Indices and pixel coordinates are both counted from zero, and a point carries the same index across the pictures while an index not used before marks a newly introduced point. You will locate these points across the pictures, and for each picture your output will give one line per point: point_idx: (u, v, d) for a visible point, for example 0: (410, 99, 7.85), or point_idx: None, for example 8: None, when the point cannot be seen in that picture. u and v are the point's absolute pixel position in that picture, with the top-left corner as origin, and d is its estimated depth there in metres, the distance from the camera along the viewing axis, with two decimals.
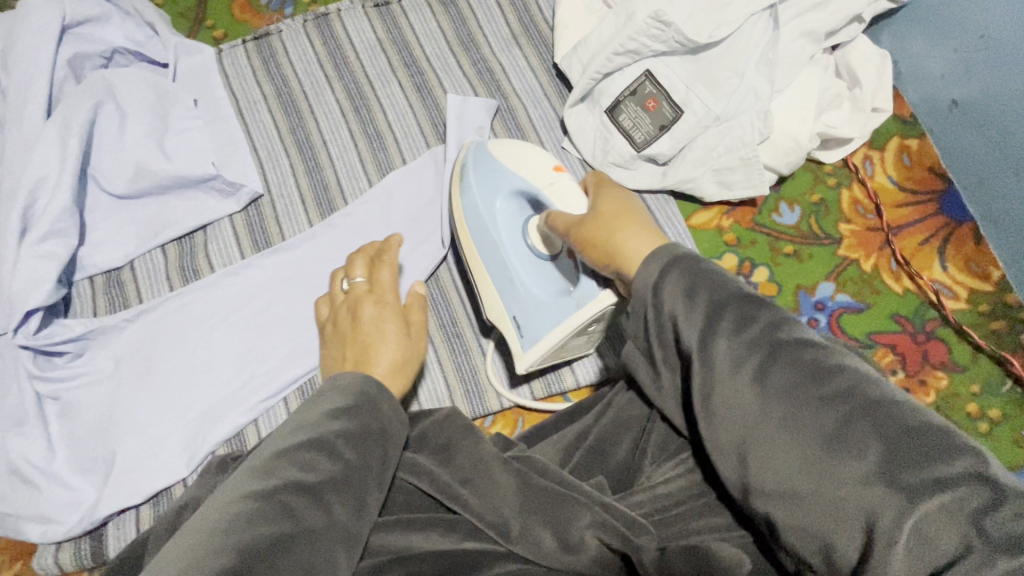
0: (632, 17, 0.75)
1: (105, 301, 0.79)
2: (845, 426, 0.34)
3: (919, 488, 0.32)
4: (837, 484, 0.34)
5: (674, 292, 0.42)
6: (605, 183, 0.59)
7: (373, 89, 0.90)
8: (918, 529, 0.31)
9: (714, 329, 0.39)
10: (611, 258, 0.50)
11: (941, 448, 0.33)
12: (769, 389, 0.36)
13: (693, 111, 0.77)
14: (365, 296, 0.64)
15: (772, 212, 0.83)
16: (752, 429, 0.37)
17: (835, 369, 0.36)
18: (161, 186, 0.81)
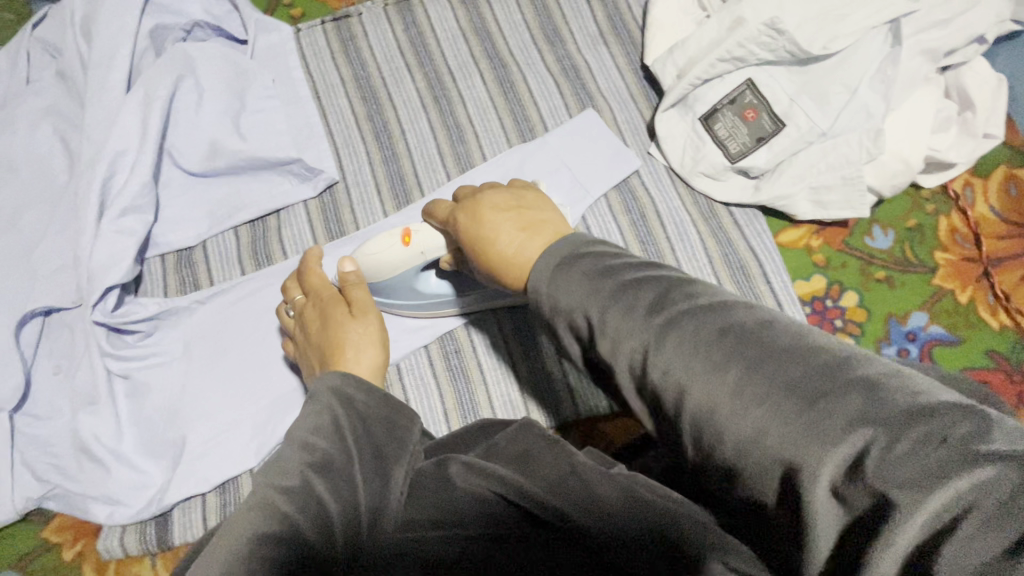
0: (741, 22, 0.72)
1: (175, 280, 0.77)
2: (753, 365, 0.32)
3: (843, 422, 0.29)
4: (757, 428, 0.31)
5: (572, 286, 0.41)
6: (478, 200, 0.55)
7: (453, 79, 0.87)
8: (815, 453, 0.29)
9: (620, 287, 0.39)
10: (500, 274, 0.51)
11: (867, 379, 0.30)
12: (682, 336, 0.35)
13: (795, 125, 0.74)
14: (332, 298, 0.62)
15: (865, 235, 0.80)
16: (699, 403, 0.33)
17: (741, 313, 0.35)
18: (236, 166, 0.79)
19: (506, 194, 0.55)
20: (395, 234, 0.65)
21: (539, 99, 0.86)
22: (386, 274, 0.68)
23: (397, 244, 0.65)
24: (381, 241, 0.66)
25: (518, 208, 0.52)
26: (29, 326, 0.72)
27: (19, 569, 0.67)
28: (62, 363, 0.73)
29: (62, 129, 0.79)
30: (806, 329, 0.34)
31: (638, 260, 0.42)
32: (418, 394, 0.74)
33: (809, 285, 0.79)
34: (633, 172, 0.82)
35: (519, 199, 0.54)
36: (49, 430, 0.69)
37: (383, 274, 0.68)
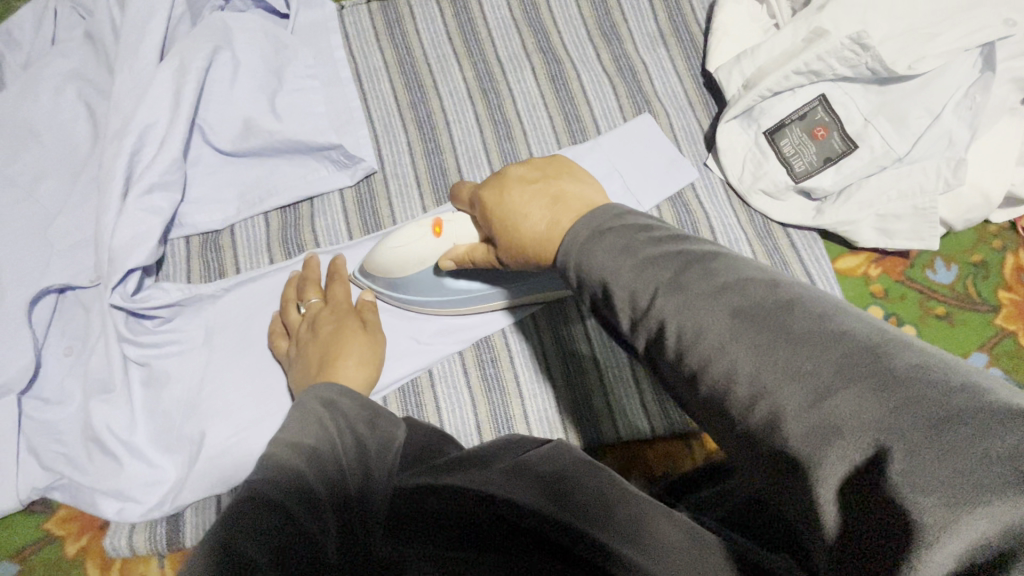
0: (822, 33, 0.68)
1: (199, 264, 0.73)
2: (766, 350, 0.27)
3: (856, 423, 0.24)
4: (761, 422, 0.27)
5: (600, 254, 0.36)
6: (504, 174, 0.50)
7: (503, 71, 0.83)
8: (816, 438, 0.24)
9: (630, 256, 0.34)
10: (531, 251, 0.46)
11: (901, 372, 0.24)
12: (689, 314, 0.31)
13: (868, 147, 0.70)
14: (324, 308, 0.64)
15: (926, 267, 0.76)
16: (707, 371, 0.29)
17: (760, 290, 0.30)
18: (271, 147, 0.75)
19: (531, 165, 0.50)
20: (426, 224, 0.62)
21: (593, 99, 0.82)
22: (413, 268, 0.65)
23: (427, 235, 0.61)
24: (411, 232, 0.63)
25: (547, 178, 0.48)
26: (43, 303, 0.68)
27: (18, 560, 0.63)
28: (75, 344, 0.69)
29: (88, 94, 0.75)
30: (838, 309, 0.28)
31: (663, 228, 0.36)
32: (450, 402, 0.70)
33: (865, 314, 0.75)
34: (688, 183, 0.78)
35: (548, 169, 0.49)
36: (58, 415, 0.65)
37: (409, 268, 0.65)
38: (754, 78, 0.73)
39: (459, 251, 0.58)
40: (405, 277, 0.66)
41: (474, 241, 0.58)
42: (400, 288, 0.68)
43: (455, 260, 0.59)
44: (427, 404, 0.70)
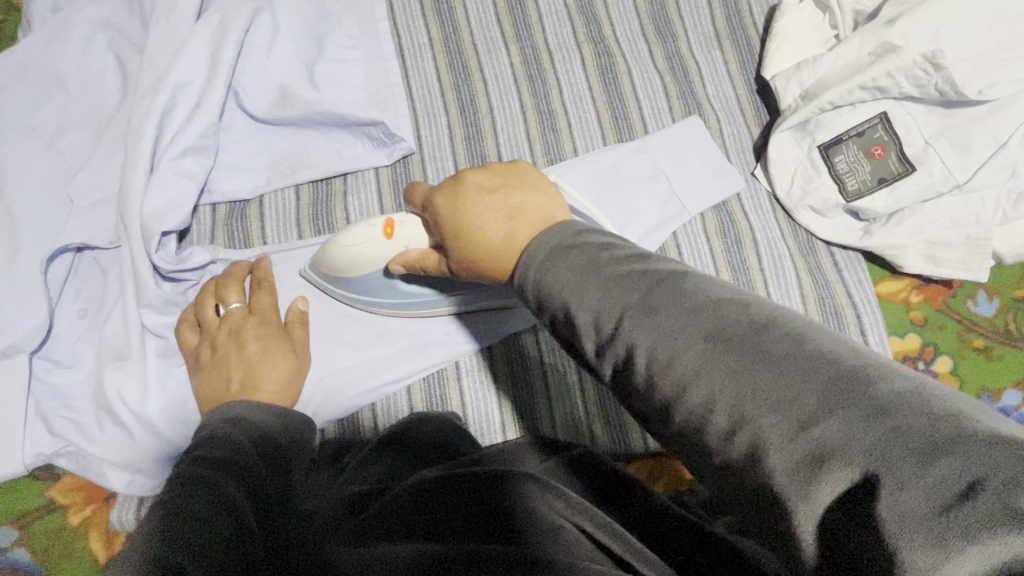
0: (892, 49, 0.65)
1: (225, 234, 0.70)
2: (742, 378, 0.27)
3: (839, 454, 0.23)
4: (742, 452, 0.26)
5: (565, 276, 0.36)
6: (460, 180, 0.48)
7: (551, 60, 0.80)
8: (803, 466, 0.24)
9: (602, 280, 0.34)
10: (487, 263, 0.45)
11: (882, 400, 0.24)
12: (664, 339, 0.30)
13: (926, 171, 0.68)
14: (248, 319, 0.62)
15: (968, 298, 0.75)
16: (683, 400, 0.29)
17: (733, 314, 0.29)
18: (306, 118, 0.72)
19: (489, 173, 0.48)
20: (378, 225, 0.60)
21: (642, 97, 0.79)
22: (363, 268, 0.63)
23: (379, 235, 0.60)
24: (362, 232, 0.61)
25: (504, 189, 0.46)
26: (60, 261, 0.66)
27: (17, 527, 0.61)
28: (90, 307, 0.66)
29: (120, 46, 0.71)
30: (813, 333, 0.28)
31: (629, 249, 0.36)
32: (475, 398, 0.68)
33: (904, 340, 0.74)
34: (733, 193, 0.76)
35: (505, 177, 0.47)
36: (68, 379, 0.63)
37: (360, 267, 0.63)
38: (814, 89, 0.71)
39: (409, 257, 0.57)
40: (357, 276, 0.64)
41: (424, 247, 0.57)
42: (354, 286, 0.66)
43: (405, 266, 0.58)
44: (452, 398, 0.68)
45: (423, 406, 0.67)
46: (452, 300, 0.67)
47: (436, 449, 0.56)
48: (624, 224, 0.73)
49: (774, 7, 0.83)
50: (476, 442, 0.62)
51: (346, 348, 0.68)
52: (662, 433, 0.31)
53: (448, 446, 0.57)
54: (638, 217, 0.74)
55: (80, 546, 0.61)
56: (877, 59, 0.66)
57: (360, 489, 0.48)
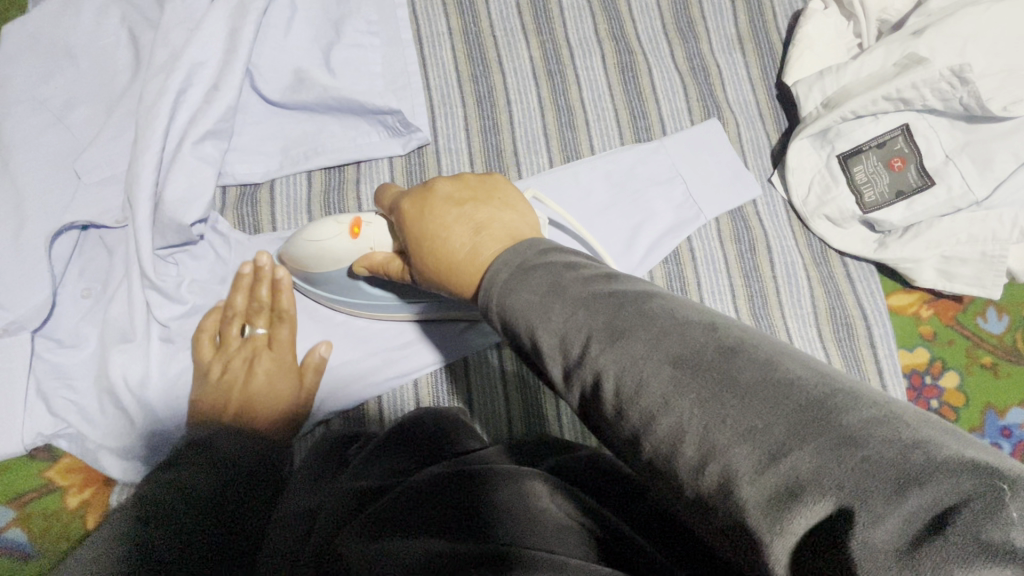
0: (918, 60, 0.65)
1: (234, 217, 0.69)
2: (712, 405, 0.27)
3: (810, 486, 0.24)
4: (713, 481, 0.26)
5: (528, 297, 0.36)
6: (431, 190, 0.48)
7: (571, 55, 0.79)
8: (777, 497, 0.24)
9: (568, 300, 0.34)
10: (449, 275, 0.45)
11: (851, 431, 0.24)
12: (632, 364, 0.30)
13: (946, 186, 0.67)
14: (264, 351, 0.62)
15: (978, 314, 0.75)
16: (653, 428, 0.29)
17: (701, 338, 0.30)
18: (321, 103, 0.70)
19: (461, 184, 0.48)
20: (344, 224, 0.59)
21: (661, 97, 0.78)
22: (327, 264, 0.61)
23: (345, 235, 0.59)
24: (327, 229, 0.60)
25: (474, 201, 0.46)
26: (65, 238, 0.65)
27: (14, 507, 0.60)
28: (94, 287, 0.65)
29: (133, 20, 0.70)
30: (782, 358, 0.28)
31: (594, 269, 0.36)
32: (483, 396, 0.68)
33: (914, 354, 0.74)
34: (749, 199, 0.75)
35: (477, 189, 0.48)
36: (72, 360, 0.62)
37: (325, 264, 0.61)
38: (836, 98, 0.70)
39: (375, 259, 0.57)
40: (321, 276, 0.63)
41: (389, 252, 0.57)
42: (318, 284, 0.64)
43: (369, 268, 0.58)
44: (458, 394, 0.68)
45: (429, 401, 0.67)
46: (412, 308, 0.65)
47: (421, 444, 0.55)
48: (638, 227, 0.73)
49: (799, 12, 0.82)
50: (483, 440, 0.62)
51: (347, 340, 0.68)
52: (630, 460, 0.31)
53: (438, 444, 0.56)
54: (653, 220, 0.73)
55: (79, 529, 0.60)
56: (902, 71, 0.66)
57: (364, 485, 0.47)
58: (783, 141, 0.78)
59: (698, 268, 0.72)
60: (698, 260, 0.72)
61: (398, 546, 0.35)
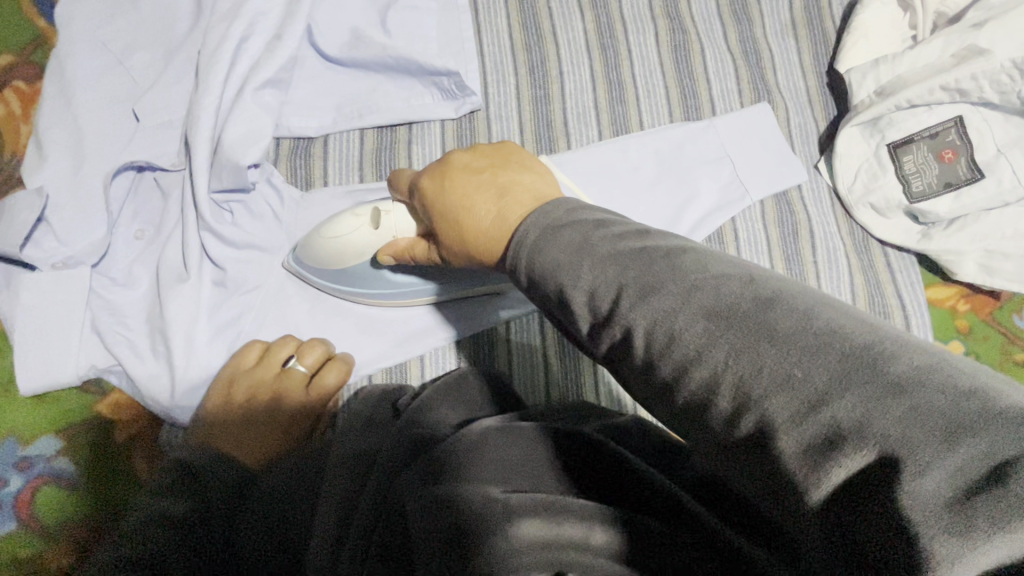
0: (978, 52, 0.65)
1: (287, 169, 0.70)
2: (746, 356, 0.26)
3: (852, 436, 0.23)
4: (747, 432, 0.26)
5: (559, 254, 0.35)
6: (447, 160, 0.48)
7: (625, 30, 0.79)
8: (814, 446, 0.24)
9: (596, 258, 0.33)
10: (478, 247, 0.44)
11: (898, 379, 0.23)
12: (663, 317, 0.29)
13: (995, 179, 0.67)
14: (297, 390, 0.62)
15: (1015, 312, 0.76)
16: (684, 378, 0.28)
17: (735, 289, 0.28)
18: (378, 62, 0.71)
19: (476, 154, 0.48)
20: (364, 216, 0.58)
21: (713, 78, 0.78)
22: (349, 260, 0.61)
23: (365, 227, 0.58)
24: (346, 223, 0.59)
25: (492, 168, 0.46)
26: (122, 179, 0.65)
27: (61, 438, 0.61)
28: (147, 229, 0.66)
29: None
30: (820, 307, 0.27)
31: (624, 224, 0.35)
32: (522, 360, 0.69)
33: (948, 346, 0.75)
34: (795, 184, 0.75)
35: (494, 157, 0.48)
36: (125, 298, 0.63)
37: (347, 260, 0.60)
38: (891, 86, 0.71)
39: (398, 246, 0.56)
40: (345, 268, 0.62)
41: (414, 237, 0.56)
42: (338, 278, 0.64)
43: (395, 256, 0.57)
44: (498, 357, 0.68)
45: (471, 362, 0.68)
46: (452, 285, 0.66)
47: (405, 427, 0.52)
48: (683, 204, 0.73)
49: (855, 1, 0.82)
50: (523, 403, 0.63)
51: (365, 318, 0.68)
52: (664, 414, 0.31)
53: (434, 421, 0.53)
54: (698, 198, 0.74)
55: (123, 463, 0.61)
56: (961, 61, 0.66)
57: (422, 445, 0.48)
58: (831, 129, 0.79)
59: (741, 248, 0.73)
60: (740, 240, 0.73)
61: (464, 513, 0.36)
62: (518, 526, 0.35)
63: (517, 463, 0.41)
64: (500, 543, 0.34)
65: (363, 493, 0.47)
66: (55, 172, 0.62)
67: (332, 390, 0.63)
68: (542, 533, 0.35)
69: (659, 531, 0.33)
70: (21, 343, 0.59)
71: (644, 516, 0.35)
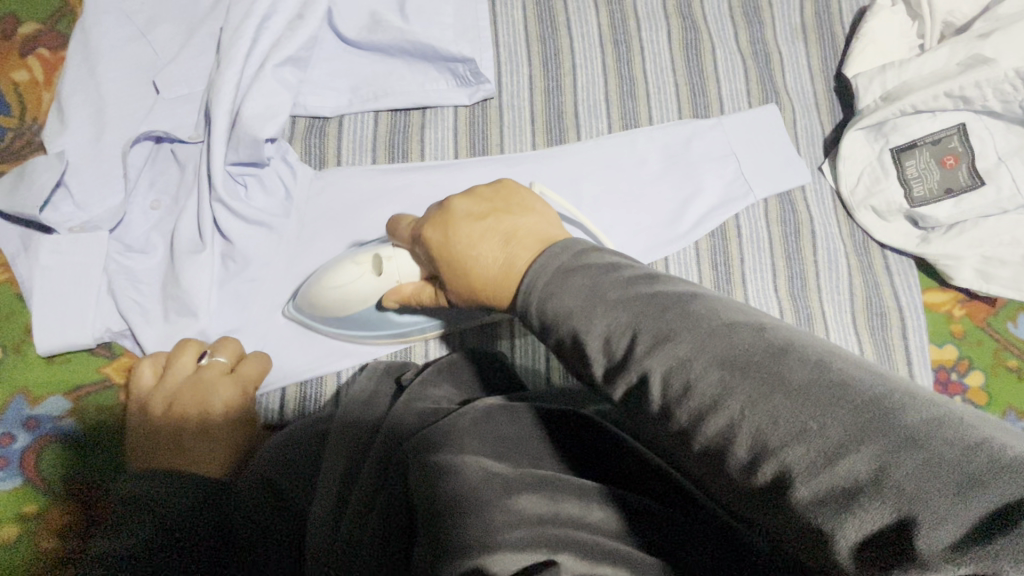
0: (982, 60, 0.66)
1: (302, 147, 0.71)
2: (761, 405, 0.27)
3: (868, 489, 0.23)
4: (767, 480, 0.26)
5: (572, 300, 0.36)
6: (448, 209, 0.49)
7: (638, 27, 0.81)
8: (831, 498, 0.24)
9: (608, 304, 0.34)
10: (485, 293, 0.46)
11: (910, 432, 0.24)
12: (678, 365, 0.30)
13: (995, 186, 0.69)
14: (220, 380, 0.59)
15: (1008, 320, 0.78)
16: (704, 430, 0.29)
17: (748, 339, 0.29)
18: (394, 46, 0.72)
19: (476, 199, 0.49)
20: (365, 262, 0.60)
21: (722, 78, 0.80)
22: (354, 305, 0.62)
23: (369, 273, 0.60)
24: (347, 271, 0.60)
25: (496, 213, 0.47)
26: (140, 147, 0.66)
27: (70, 399, 0.62)
28: (163, 200, 0.67)
29: None
30: (832, 359, 0.28)
31: (637, 269, 0.36)
32: (523, 345, 0.69)
33: (942, 349, 0.76)
34: (799, 185, 0.76)
35: (495, 199, 0.48)
36: (138, 265, 0.64)
37: (352, 306, 0.62)
38: (896, 91, 0.72)
39: (403, 292, 0.57)
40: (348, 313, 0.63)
41: (417, 280, 0.57)
42: (343, 321, 0.64)
43: (398, 301, 0.58)
44: (501, 341, 0.69)
45: (473, 345, 0.68)
46: None
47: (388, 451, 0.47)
48: (687, 199, 0.74)
49: (864, 9, 0.83)
50: (523, 385, 0.63)
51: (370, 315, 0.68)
52: (684, 459, 0.31)
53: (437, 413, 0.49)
54: (703, 194, 0.75)
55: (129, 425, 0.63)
56: (965, 69, 0.68)
57: (407, 433, 0.47)
58: (836, 133, 0.80)
59: (743, 245, 0.74)
60: (743, 237, 0.74)
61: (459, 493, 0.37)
62: (515, 500, 0.36)
63: (518, 441, 0.43)
64: (498, 515, 0.35)
65: (367, 461, 0.48)
66: (75, 138, 0.63)
67: (256, 374, 0.61)
68: (539, 508, 0.36)
69: (660, 520, 0.36)
70: (36, 303, 0.60)
71: (649, 499, 0.38)
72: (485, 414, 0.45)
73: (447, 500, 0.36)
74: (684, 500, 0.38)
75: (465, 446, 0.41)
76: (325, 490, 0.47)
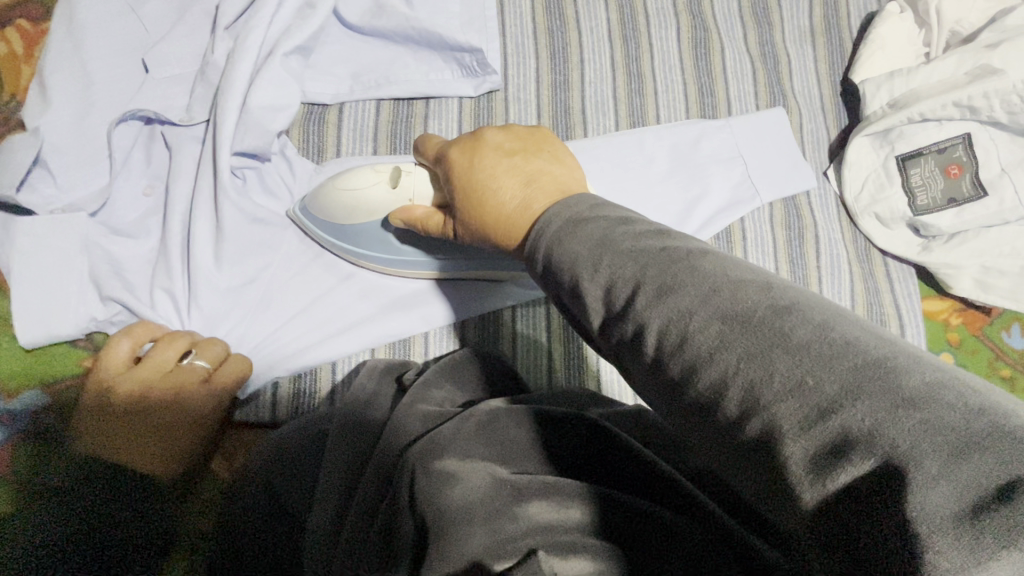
0: (991, 71, 0.66)
1: (300, 134, 0.69)
2: (758, 360, 0.26)
3: (860, 443, 0.22)
4: (753, 435, 0.25)
5: (578, 246, 0.35)
6: (480, 137, 0.47)
7: (647, 23, 0.79)
8: (818, 450, 0.23)
9: (617, 252, 0.33)
10: (496, 229, 0.44)
11: (910, 393, 0.23)
12: (679, 317, 0.29)
13: (997, 198, 0.69)
14: (197, 386, 0.54)
15: (1002, 329, 0.80)
16: (694, 378, 0.28)
17: (753, 295, 0.28)
18: (398, 32, 0.70)
19: (511, 135, 0.47)
20: (383, 172, 0.58)
21: (731, 79, 0.79)
22: (360, 218, 0.61)
23: (384, 184, 0.58)
24: (365, 178, 0.59)
25: (524, 153, 0.45)
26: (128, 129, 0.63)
27: (48, 393, 0.59)
28: (155, 186, 0.64)
29: None
30: (836, 318, 0.26)
31: (646, 224, 0.35)
32: (525, 344, 0.67)
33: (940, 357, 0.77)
34: (805, 190, 0.76)
35: (527, 141, 0.47)
36: (126, 251, 0.61)
37: (357, 217, 0.61)
38: (904, 99, 0.72)
39: (413, 213, 0.55)
40: (351, 231, 0.62)
41: (429, 204, 0.55)
42: (347, 237, 0.63)
43: (406, 221, 0.56)
44: (502, 340, 0.67)
45: (474, 343, 0.67)
46: (463, 267, 0.64)
47: (388, 466, 0.43)
48: (694, 199, 0.74)
49: (872, 14, 0.83)
50: (526, 387, 0.62)
51: (364, 296, 0.66)
52: (669, 413, 0.30)
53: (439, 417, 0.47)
54: (710, 194, 0.74)
55: None
56: (974, 79, 0.67)
57: (411, 438, 0.44)
58: (842, 138, 0.80)
59: (748, 247, 0.73)
60: (748, 241, 0.73)
61: (462, 505, 0.34)
62: (526, 507, 0.34)
63: (526, 446, 0.41)
64: (507, 523, 0.33)
65: (368, 467, 0.46)
66: (57, 116, 0.60)
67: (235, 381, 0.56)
68: (547, 516, 0.34)
69: (657, 521, 0.33)
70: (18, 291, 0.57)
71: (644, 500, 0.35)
72: (490, 417, 0.42)
73: (451, 510, 0.34)
74: (682, 498, 0.35)
75: (469, 451, 0.39)
76: (325, 492, 0.45)
